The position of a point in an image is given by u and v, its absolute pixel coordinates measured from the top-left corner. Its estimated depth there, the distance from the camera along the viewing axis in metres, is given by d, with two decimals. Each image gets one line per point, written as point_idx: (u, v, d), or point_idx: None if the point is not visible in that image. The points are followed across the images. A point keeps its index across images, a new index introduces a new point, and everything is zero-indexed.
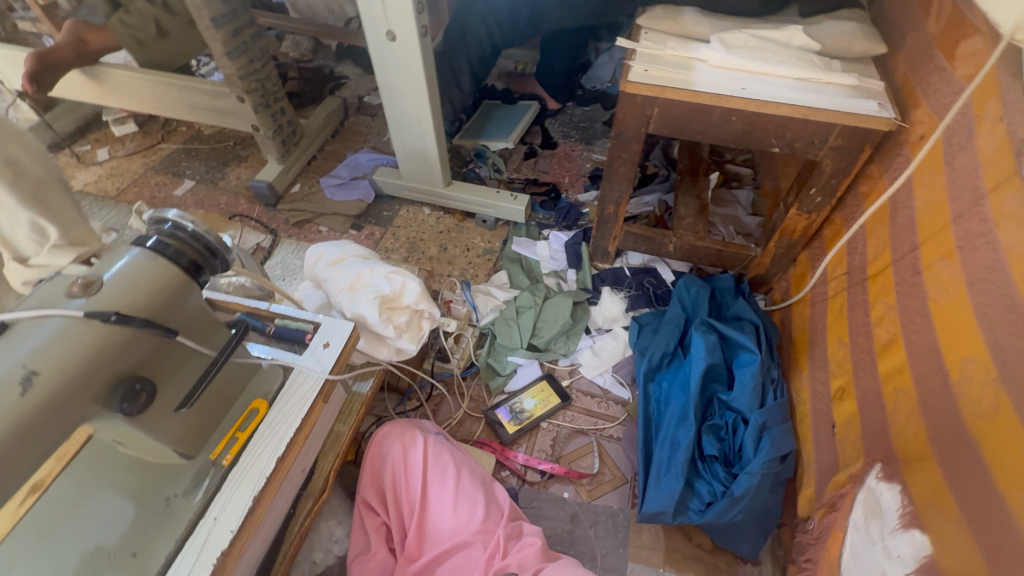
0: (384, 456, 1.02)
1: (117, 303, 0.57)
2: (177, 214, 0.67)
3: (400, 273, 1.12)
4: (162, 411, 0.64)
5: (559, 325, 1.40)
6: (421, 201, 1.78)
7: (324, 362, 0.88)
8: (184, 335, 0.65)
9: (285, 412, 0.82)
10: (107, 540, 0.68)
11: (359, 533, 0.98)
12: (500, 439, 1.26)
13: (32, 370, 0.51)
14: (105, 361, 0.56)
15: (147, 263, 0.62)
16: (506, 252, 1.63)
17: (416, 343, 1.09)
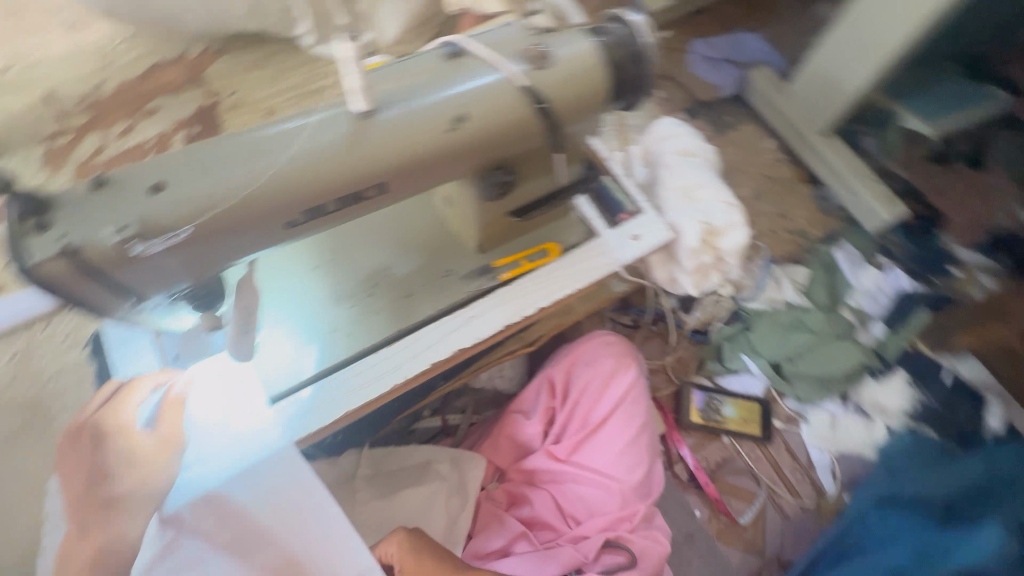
0: (593, 359, 0.98)
1: (552, 92, 0.56)
2: (639, 20, 0.60)
3: (736, 212, 0.94)
4: (502, 205, 0.68)
5: (823, 370, 1.14)
6: (776, 131, 1.46)
7: (627, 252, 0.81)
8: (563, 155, 0.65)
9: (568, 272, 0.79)
10: (401, 268, 0.76)
11: (531, 396, 1.01)
12: (677, 416, 1.16)
13: (468, 113, 0.53)
14: (508, 139, 0.57)
15: (592, 60, 0.58)
16: (823, 250, 1.31)
17: (696, 289, 0.94)
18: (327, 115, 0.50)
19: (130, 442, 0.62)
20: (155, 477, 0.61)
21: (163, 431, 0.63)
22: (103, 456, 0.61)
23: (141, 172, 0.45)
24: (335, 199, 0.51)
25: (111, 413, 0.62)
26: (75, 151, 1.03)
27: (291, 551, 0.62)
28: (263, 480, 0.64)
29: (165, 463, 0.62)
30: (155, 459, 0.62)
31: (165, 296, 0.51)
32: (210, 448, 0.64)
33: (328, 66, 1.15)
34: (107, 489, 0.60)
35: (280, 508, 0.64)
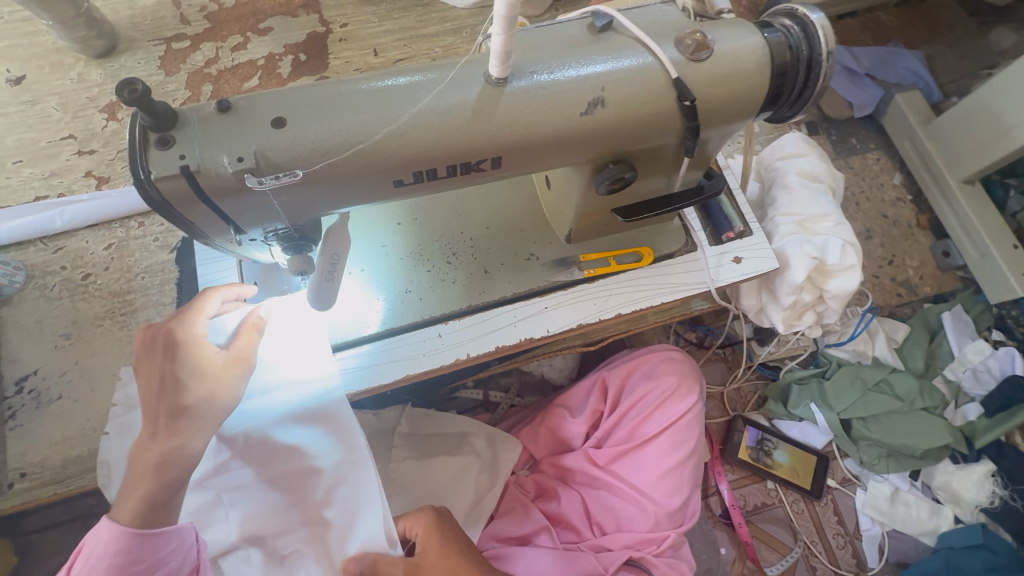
0: (653, 372, 0.94)
1: (700, 90, 0.49)
2: (820, 18, 0.51)
3: (856, 252, 0.82)
4: (607, 199, 0.63)
5: (899, 441, 1.03)
6: (908, 166, 1.31)
7: (724, 274, 0.74)
8: (690, 158, 0.58)
9: (655, 283, 0.73)
10: (484, 242, 0.73)
11: (580, 394, 0.99)
12: (723, 448, 1.10)
13: (604, 98, 0.48)
14: (638, 135, 0.51)
15: (753, 58, 0.50)
16: (929, 311, 1.19)
17: (784, 327, 0.85)
18: (457, 74, 0.46)
19: (205, 355, 0.56)
20: (228, 392, 0.56)
21: (239, 347, 0.58)
22: (176, 366, 0.54)
23: (265, 101, 0.43)
24: (445, 166, 0.47)
25: (182, 324, 0.55)
26: (190, 58, 1.05)
27: (327, 498, 0.66)
28: (313, 426, 0.66)
29: (237, 381, 0.58)
30: (230, 374, 0.57)
31: (262, 232, 0.51)
32: (270, 382, 0.66)
33: (444, 14, 1.11)
34: (178, 399, 0.54)
35: (324, 456, 0.66)
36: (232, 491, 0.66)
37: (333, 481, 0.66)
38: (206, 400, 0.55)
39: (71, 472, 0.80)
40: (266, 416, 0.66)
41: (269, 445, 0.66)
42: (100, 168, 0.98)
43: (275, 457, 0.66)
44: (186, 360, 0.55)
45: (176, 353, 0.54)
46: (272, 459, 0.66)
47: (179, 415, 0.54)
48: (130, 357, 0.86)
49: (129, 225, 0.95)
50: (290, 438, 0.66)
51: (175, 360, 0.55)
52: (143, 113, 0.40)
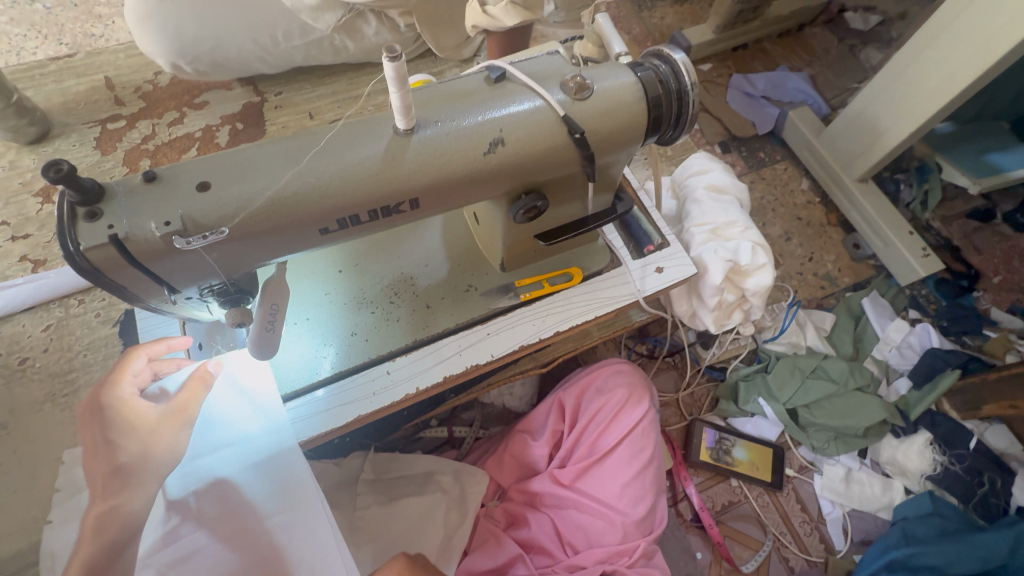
0: (605, 386, 0.98)
1: (588, 124, 0.56)
2: (682, 59, 0.60)
3: (766, 252, 0.90)
4: (529, 227, 0.69)
5: (841, 423, 1.10)
6: (811, 172, 1.45)
7: (647, 283, 0.80)
8: (595, 183, 0.65)
9: (588, 298, 0.79)
10: (424, 279, 0.77)
11: (540, 417, 1.01)
12: (685, 452, 1.14)
13: (503, 138, 0.54)
14: (539, 167, 0.57)
15: (631, 96, 0.58)
16: (850, 298, 1.29)
17: (716, 328, 0.92)
18: (369, 129, 0.51)
19: (139, 412, 0.56)
20: (164, 446, 0.56)
21: (180, 401, 0.59)
22: (107, 426, 0.54)
23: (190, 168, 0.47)
24: (366, 211, 0.52)
25: (111, 389, 0.56)
26: (126, 137, 1.08)
27: (284, 555, 0.63)
28: (266, 478, 0.66)
29: (176, 434, 0.58)
30: (166, 429, 0.57)
31: (197, 289, 0.52)
32: (219, 438, 0.66)
33: (373, 76, 1.19)
34: (111, 459, 0.54)
35: (279, 509, 0.65)
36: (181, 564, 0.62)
37: (290, 535, 0.64)
38: (142, 457, 0.55)
39: (9, 570, 0.76)
40: (217, 474, 0.65)
41: (222, 503, 0.65)
42: (35, 251, 0.98)
43: (229, 516, 0.64)
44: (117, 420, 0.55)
45: (109, 415, 0.55)
46: (225, 519, 0.64)
47: (116, 475, 0.54)
48: (73, 439, 0.84)
49: (68, 304, 0.94)
50: (242, 494, 0.65)
51: (110, 420, 0.55)
52: (69, 189, 0.42)
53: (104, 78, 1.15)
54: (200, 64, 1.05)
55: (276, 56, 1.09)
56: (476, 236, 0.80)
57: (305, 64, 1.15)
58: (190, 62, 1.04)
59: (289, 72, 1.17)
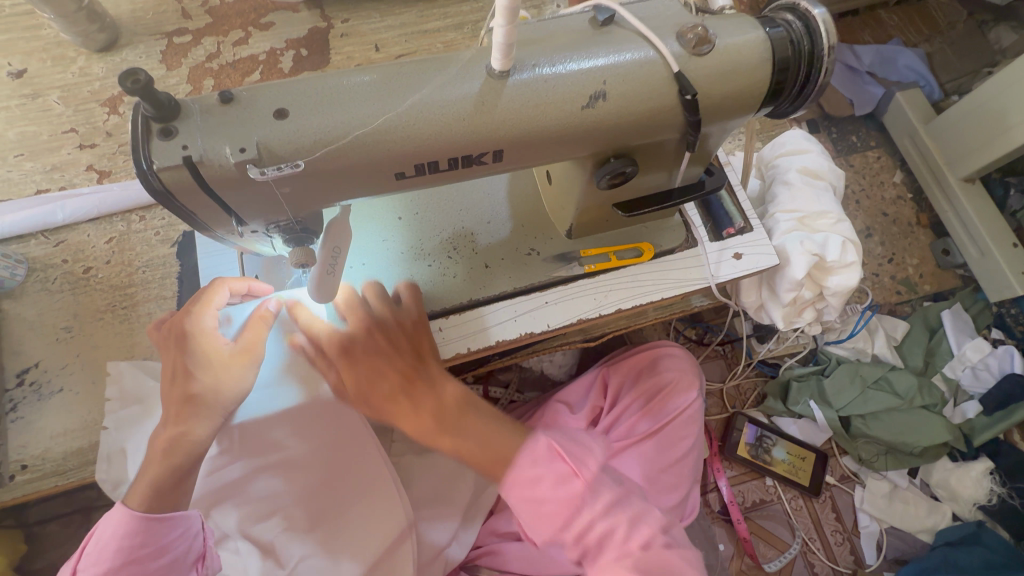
0: (651, 370, 0.95)
1: (703, 84, 0.49)
2: (823, 15, 0.51)
3: (856, 250, 0.82)
4: (608, 194, 0.64)
5: (896, 438, 1.04)
6: (909, 165, 1.31)
7: (723, 268, 0.74)
8: (692, 154, 0.58)
9: (655, 278, 0.73)
10: (484, 237, 0.73)
11: (579, 391, 0.99)
12: (722, 445, 1.11)
13: (605, 92, 0.48)
14: (639, 128, 0.51)
15: (757, 55, 0.50)
16: (928, 309, 1.19)
17: (785, 324, 0.86)
18: (460, 67, 0.46)
19: (213, 345, 0.60)
20: (232, 382, 0.60)
21: (245, 339, 0.62)
22: (186, 356, 0.58)
23: (268, 92, 0.44)
24: (446, 159, 0.47)
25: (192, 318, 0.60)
26: (192, 53, 1.05)
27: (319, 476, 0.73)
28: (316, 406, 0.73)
29: (243, 370, 0.61)
30: (235, 364, 0.60)
31: (264, 224, 0.50)
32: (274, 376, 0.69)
33: (444, 9, 1.11)
34: (187, 387, 0.58)
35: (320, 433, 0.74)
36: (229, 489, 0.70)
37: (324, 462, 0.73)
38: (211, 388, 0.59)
39: (71, 465, 0.80)
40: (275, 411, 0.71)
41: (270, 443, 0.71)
42: (100, 162, 0.98)
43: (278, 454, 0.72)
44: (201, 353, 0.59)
45: (195, 349, 0.59)
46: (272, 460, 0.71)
47: (188, 403, 0.58)
48: (131, 351, 0.87)
49: (130, 220, 0.95)
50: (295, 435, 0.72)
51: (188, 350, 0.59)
52: (144, 102, 0.40)
53: None
54: None
55: None
56: (544, 196, 0.75)
57: None
58: None
59: None
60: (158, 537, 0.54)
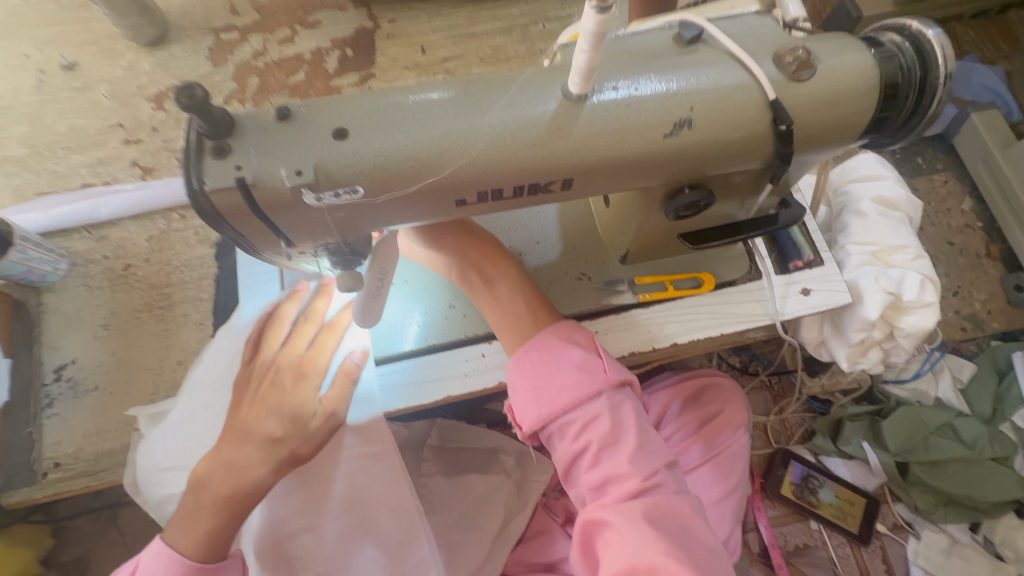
0: (694, 400, 0.91)
1: (801, 113, 0.44)
2: (939, 38, 0.45)
3: (935, 289, 0.75)
4: (673, 223, 0.59)
5: (959, 489, 0.96)
6: (983, 192, 1.21)
7: (789, 304, 0.68)
8: (773, 186, 0.53)
9: (715, 311, 0.68)
10: (533, 259, 0.70)
11: None
12: (765, 482, 1.05)
13: (691, 120, 0.43)
14: (722, 159, 0.46)
15: (864, 81, 0.45)
16: (998, 350, 1.09)
17: (849, 365, 0.79)
18: (532, 87, 0.42)
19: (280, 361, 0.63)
20: (296, 398, 0.61)
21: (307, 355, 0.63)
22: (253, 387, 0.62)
23: (328, 110, 0.40)
24: (512, 187, 0.44)
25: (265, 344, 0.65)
26: (239, 50, 1.04)
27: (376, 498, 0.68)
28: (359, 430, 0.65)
29: (304, 387, 0.62)
30: (297, 385, 0.62)
31: (312, 246, 0.47)
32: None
33: (494, 12, 1.07)
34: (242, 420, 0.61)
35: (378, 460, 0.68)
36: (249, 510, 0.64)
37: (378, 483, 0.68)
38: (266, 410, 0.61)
39: (102, 466, 0.80)
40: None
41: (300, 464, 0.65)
42: (145, 158, 0.98)
43: (307, 478, 0.66)
44: (263, 363, 0.64)
45: (263, 364, 0.64)
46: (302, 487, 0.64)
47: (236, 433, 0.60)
48: (167, 353, 0.86)
49: (171, 218, 0.94)
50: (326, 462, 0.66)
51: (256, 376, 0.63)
52: (200, 120, 0.37)
53: None
54: None
55: None
56: (597, 218, 0.70)
57: None
58: None
59: None
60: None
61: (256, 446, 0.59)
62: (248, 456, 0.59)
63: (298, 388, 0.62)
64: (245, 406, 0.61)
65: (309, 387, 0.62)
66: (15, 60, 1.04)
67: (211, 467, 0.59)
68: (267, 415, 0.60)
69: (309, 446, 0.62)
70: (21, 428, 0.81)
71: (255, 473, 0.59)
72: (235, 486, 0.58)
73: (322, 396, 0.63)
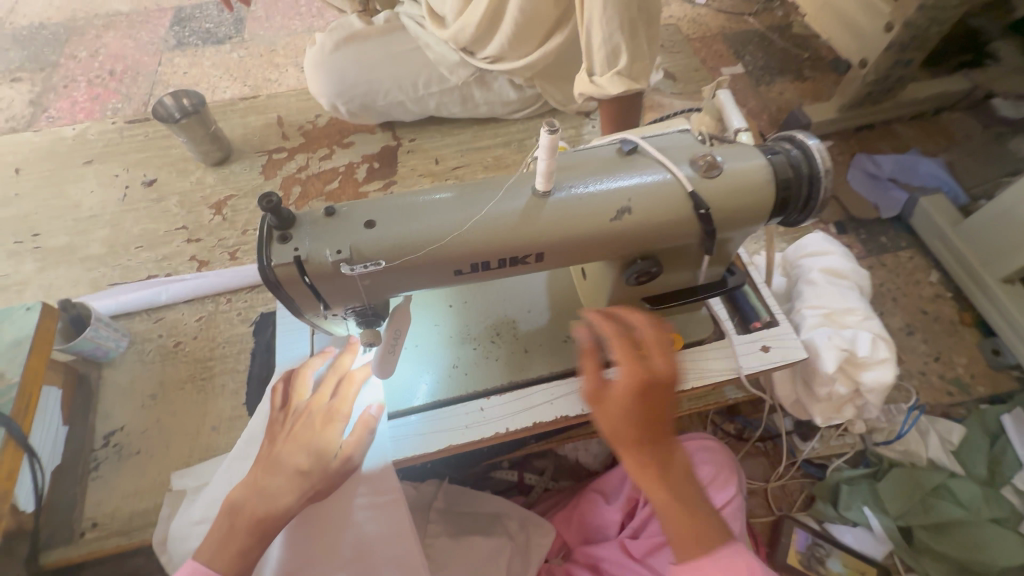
0: (690, 459, 0.95)
1: (715, 201, 0.58)
2: (816, 146, 0.60)
3: (888, 346, 0.84)
4: (636, 290, 0.71)
5: (965, 553, 0.95)
6: (945, 264, 1.32)
7: (751, 358, 0.78)
8: (711, 257, 0.66)
9: (686, 366, 0.78)
10: (525, 324, 0.81)
11: (615, 481, 1.01)
12: (770, 551, 1.04)
13: (631, 208, 0.57)
14: (660, 236, 0.60)
15: (761, 176, 0.59)
16: (986, 412, 1.13)
17: (822, 419, 0.86)
18: (510, 188, 0.57)
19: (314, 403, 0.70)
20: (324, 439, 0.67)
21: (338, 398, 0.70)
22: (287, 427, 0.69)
23: (362, 208, 0.56)
24: (497, 260, 0.57)
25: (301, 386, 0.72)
26: (286, 166, 1.28)
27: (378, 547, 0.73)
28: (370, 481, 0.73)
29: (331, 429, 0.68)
30: (326, 426, 0.68)
31: (344, 308, 0.60)
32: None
33: (494, 131, 1.31)
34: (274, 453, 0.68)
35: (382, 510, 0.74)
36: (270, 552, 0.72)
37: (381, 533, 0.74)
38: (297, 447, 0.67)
39: (136, 525, 0.87)
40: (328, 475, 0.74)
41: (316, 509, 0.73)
42: (202, 253, 1.16)
43: (317, 522, 0.72)
44: (296, 408, 0.71)
45: (297, 405, 0.71)
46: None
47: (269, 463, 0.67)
48: (204, 419, 0.97)
49: (219, 301, 1.10)
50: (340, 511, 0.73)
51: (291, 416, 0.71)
52: (272, 217, 0.52)
53: (277, 116, 1.37)
54: (353, 103, 1.22)
55: (415, 103, 1.25)
56: (579, 289, 0.83)
57: (436, 113, 1.29)
58: (346, 102, 1.22)
59: (422, 119, 1.33)
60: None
61: (287, 476, 0.66)
62: (279, 485, 0.66)
63: (325, 430, 0.68)
64: (281, 442, 0.68)
65: (336, 428, 0.68)
66: (108, 179, 1.29)
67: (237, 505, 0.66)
68: (300, 451, 0.66)
69: (328, 482, 0.68)
70: (69, 489, 0.90)
71: (283, 500, 0.65)
72: (265, 517, 0.64)
73: (343, 440, 0.69)
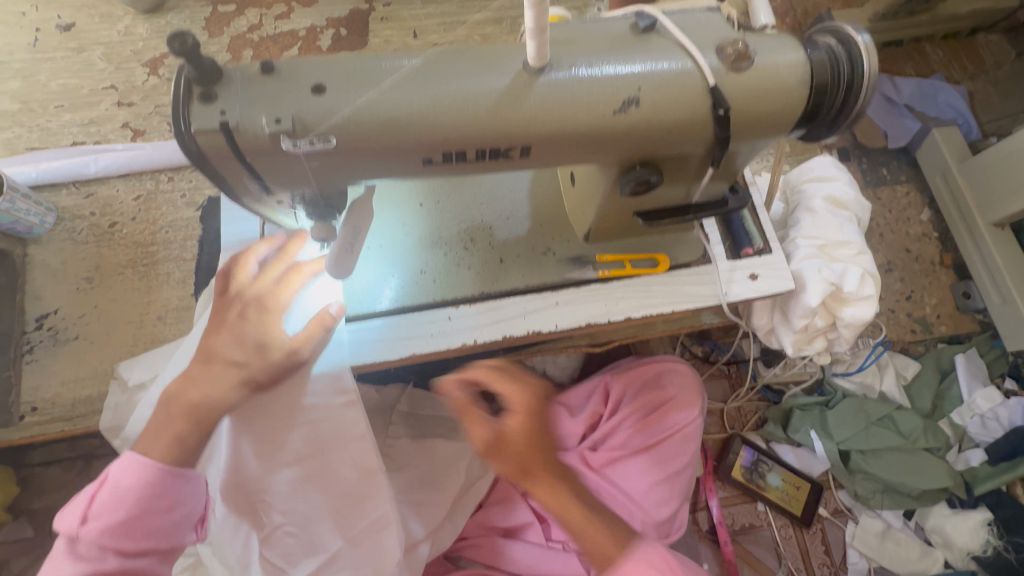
0: (656, 382, 0.95)
1: (737, 100, 0.49)
2: (866, 43, 0.50)
3: (875, 283, 0.81)
4: (630, 202, 0.63)
5: (894, 478, 1.02)
6: (939, 203, 1.29)
7: (736, 287, 0.73)
8: (714, 170, 0.59)
9: (669, 288, 0.73)
10: (502, 232, 0.74)
11: (580, 396, 1.02)
12: (718, 465, 1.11)
13: (638, 99, 0.48)
14: (666, 138, 0.51)
15: (794, 76, 0.50)
16: (943, 352, 1.17)
17: (793, 351, 0.85)
18: (495, 61, 0.46)
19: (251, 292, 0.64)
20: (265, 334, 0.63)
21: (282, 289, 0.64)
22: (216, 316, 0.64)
23: (308, 67, 0.44)
24: (475, 149, 0.48)
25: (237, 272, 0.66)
26: (234, 23, 1.07)
27: (333, 449, 0.73)
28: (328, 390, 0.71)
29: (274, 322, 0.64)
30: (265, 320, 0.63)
31: (289, 195, 0.51)
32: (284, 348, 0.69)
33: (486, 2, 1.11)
34: (211, 350, 0.62)
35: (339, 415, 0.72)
36: (214, 445, 0.70)
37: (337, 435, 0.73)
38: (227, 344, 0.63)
39: (79, 412, 0.83)
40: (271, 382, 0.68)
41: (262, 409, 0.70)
42: (136, 121, 1.00)
43: (265, 422, 0.70)
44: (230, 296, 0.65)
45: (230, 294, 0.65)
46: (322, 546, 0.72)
47: (208, 362, 0.62)
48: (148, 308, 0.89)
49: (159, 179, 0.97)
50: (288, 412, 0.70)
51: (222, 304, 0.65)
52: (189, 66, 0.41)
53: None
54: None
55: None
56: (565, 198, 0.75)
57: None
58: None
59: None
60: (174, 492, 0.60)
61: (226, 371, 0.62)
62: (219, 383, 0.61)
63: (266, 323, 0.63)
64: (212, 331, 0.63)
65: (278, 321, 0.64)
66: (12, 18, 1.06)
67: (175, 399, 0.62)
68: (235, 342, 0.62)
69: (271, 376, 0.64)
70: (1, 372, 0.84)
71: (225, 396, 0.61)
72: (204, 413, 0.61)
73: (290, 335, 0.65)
